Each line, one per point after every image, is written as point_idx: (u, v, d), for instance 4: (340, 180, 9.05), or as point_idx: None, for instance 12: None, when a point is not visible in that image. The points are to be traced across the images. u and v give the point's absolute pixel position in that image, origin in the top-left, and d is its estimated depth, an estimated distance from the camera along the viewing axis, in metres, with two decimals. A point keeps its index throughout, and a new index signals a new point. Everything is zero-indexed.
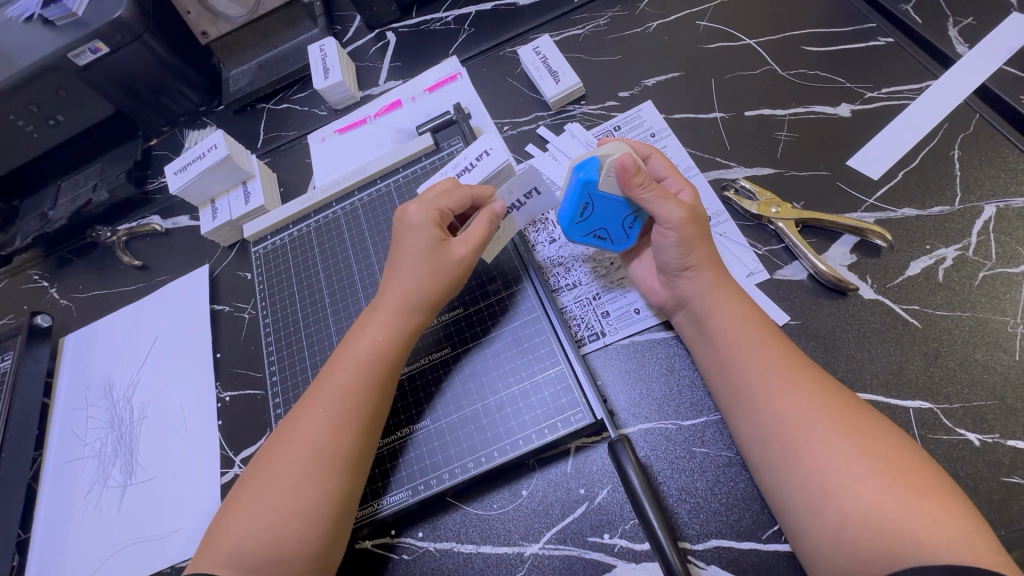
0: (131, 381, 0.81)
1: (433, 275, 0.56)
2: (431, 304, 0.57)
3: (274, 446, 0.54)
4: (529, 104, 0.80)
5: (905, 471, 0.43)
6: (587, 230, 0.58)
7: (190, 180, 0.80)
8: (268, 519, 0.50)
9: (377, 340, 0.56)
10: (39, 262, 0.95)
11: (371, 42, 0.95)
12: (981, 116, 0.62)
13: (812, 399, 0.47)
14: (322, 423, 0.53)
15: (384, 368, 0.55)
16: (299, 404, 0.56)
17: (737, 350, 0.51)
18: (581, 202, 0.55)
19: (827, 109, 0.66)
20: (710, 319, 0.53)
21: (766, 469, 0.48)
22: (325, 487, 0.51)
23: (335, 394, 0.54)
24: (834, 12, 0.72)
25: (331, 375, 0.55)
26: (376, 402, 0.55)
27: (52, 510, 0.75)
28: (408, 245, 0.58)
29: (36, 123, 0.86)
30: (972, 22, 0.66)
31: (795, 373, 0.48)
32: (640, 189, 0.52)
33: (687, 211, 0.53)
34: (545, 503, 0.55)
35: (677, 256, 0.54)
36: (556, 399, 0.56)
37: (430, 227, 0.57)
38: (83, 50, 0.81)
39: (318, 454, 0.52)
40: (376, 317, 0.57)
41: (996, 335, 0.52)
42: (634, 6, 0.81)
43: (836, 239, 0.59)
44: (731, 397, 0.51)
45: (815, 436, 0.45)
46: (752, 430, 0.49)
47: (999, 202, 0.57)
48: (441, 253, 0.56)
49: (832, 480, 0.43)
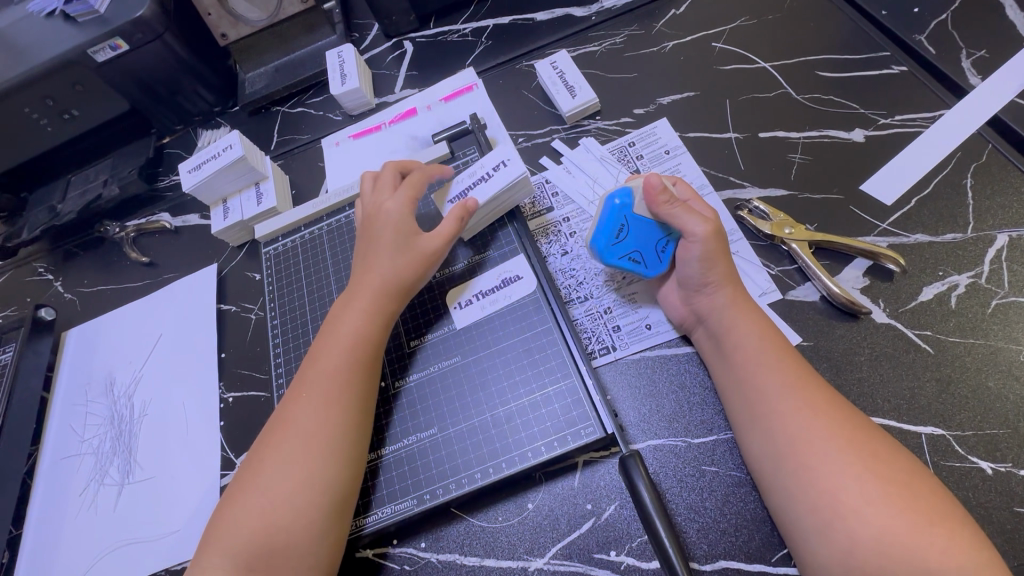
0: (133, 377, 0.80)
1: (409, 263, 0.59)
2: (408, 288, 0.60)
3: (269, 438, 0.55)
4: (544, 117, 0.81)
5: (915, 498, 0.43)
6: (621, 254, 0.58)
7: (203, 179, 0.80)
8: (263, 507, 0.50)
9: (356, 325, 0.58)
10: (45, 256, 0.95)
11: (388, 50, 0.96)
12: (993, 146, 0.63)
13: (828, 423, 0.47)
14: (311, 407, 0.54)
15: (368, 352, 0.57)
16: (291, 394, 0.57)
17: (757, 369, 0.51)
18: (616, 224, 0.58)
19: (841, 134, 0.67)
20: (726, 337, 0.54)
21: (778, 490, 0.47)
22: (319, 469, 0.51)
23: (321, 380, 0.55)
24: (849, 39, 0.73)
25: (315, 362, 0.57)
26: (365, 385, 0.56)
27: (46, 507, 0.74)
28: (383, 241, 0.61)
29: (51, 116, 0.87)
30: (985, 55, 0.68)
31: (814, 393, 0.49)
32: (667, 206, 0.55)
33: (711, 225, 0.54)
34: (551, 517, 0.55)
35: (698, 270, 0.55)
36: (566, 412, 0.56)
37: (402, 216, 0.61)
38: (103, 47, 0.82)
39: (308, 438, 0.52)
40: (355, 306, 0.59)
41: (1009, 364, 0.52)
42: (651, 26, 0.82)
43: (849, 262, 0.59)
44: (749, 417, 0.50)
45: (832, 456, 0.45)
46: (766, 449, 0.48)
47: (1012, 232, 0.58)
48: (414, 242, 0.60)
49: (845, 504, 0.43)
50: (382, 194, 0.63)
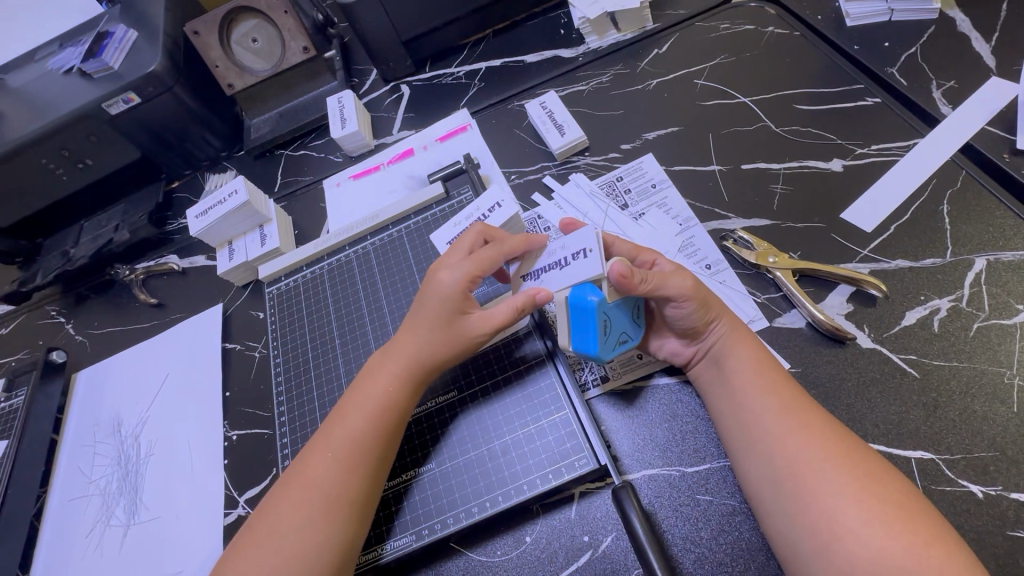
0: (140, 418, 0.81)
1: (447, 345, 0.58)
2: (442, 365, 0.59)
3: (282, 485, 0.56)
4: (535, 154, 0.84)
5: (911, 518, 0.44)
6: (614, 343, 0.56)
7: (209, 223, 0.83)
8: (274, 562, 0.51)
9: (387, 389, 0.57)
10: (58, 299, 0.98)
11: (387, 94, 1.01)
12: (967, 172, 0.65)
13: (821, 443, 0.48)
14: (332, 467, 0.54)
15: (391, 414, 0.57)
16: (310, 445, 0.57)
17: (751, 391, 0.52)
18: (599, 323, 0.54)
19: (820, 163, 0.70)
20: (725, 361, 0.55)
21: (775, 512, 0.47)
22: (332, 530, 0.52)
23: (343, 439, 0.55)
24: (824, 73, 0.77)
25: (340, 419, 0.57)
26: (387, 449, 0.56)
27: (52, 549, 0.74)
28: (431, 315, 0.58)
29: (66, 166, 0.93)
30: (955, 85, 0.70)
31: (809, 418, 0.50)
32: (644, 283, 0.53)
33: (695, 279, 0.55)
34: (549, 550, 0.55)
35: (695, 318, 0.55)
36: (561, 444, 0.57)
37: (457, 295, 0.58)
38: (117, 101, 0.88)
39: (326, 498, 0.53)
40: (387, 368, 0.58)
41: (994, 386, 0.53)
42: (635, 65, 0.87)
43: (833, 288, 0.61)
44: (742, 441, 0.51)
45: (823, 478, 0.46)
46: (762, 470, 0.49)
47: (989, 255, 0.59)
48: (462, 324, 0.58)
49: (842, 526, 0.44)
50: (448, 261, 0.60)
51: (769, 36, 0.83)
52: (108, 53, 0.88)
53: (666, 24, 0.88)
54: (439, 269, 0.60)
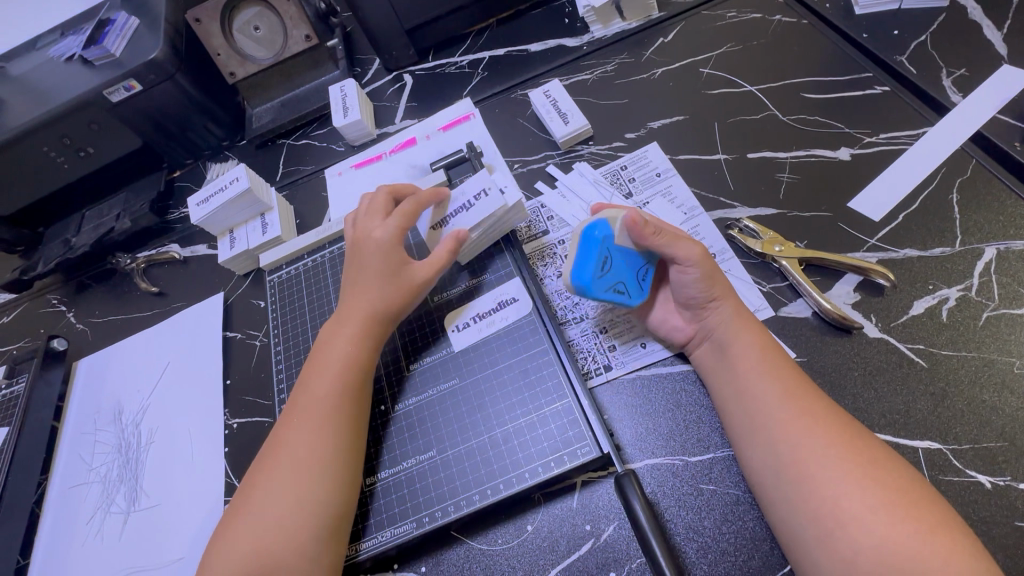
0: (141, 406, 0.81)
1: (397, 292, 0.61)
2: (397, 314, 0.61)
3: (263, 463, 0.55)
4: (538, 144, 0.83)
5: (916, 507, 0.43)
6: (607, 286, 0.58)
7: (210, 211, 0.83)
8: (259, 536, 0.51)
9: (347, 349, 0.59)
10: (59, 287, 0.98)
11: (389, 83, 1.00)
12: (977, 161, 0.64)
13: (826, 431, 0.47)
14: (303, 432, 0.55)
15: (356, 370, 0.58)
16: (283, 419, 0.57)
17: (755, 379, 0.51)
18: (601, 256, 0.57)
19: (827, 152, 0.69)
20: (728, 349, 0.54)
21: (778, 500, 0.47)
22: (311, 488, 0.52)
23: (309, 403, 0.56)
24: (832, 62, 0.76)
25: (307, 387, 0.58)
26: (356, 406, 0.57)
27: (53, 536, 0.74)
28: (372, 270, 0.61)
29: (67, 154, 0.92)
30: (965, 73, 0.69)
31: (813, 405, 0.49)
32: (656, 238, 0.56)
33: (703, 248, 0.56)
34: (550, 539, 0.55)
35: (699, 289, 0.56)
36: (563, 432, 0.56)
37: (389, 245, 0.62)
38: (118, 88, 0.88)
39: (302, 462, 0.53)
40: (345, 331, 0.60)
41: (1004, 376, 0.52)
42: (640, 54, 0.86)
43: (840, 278, 0.60)
44: (745, 428, 0.51)
45: (828, 465, 0.45)
46: (766, 458, 0.48)
47: (999, 244, 0.58)
48: (404, 271, 0.62)
49: (846, 513, 0.43)
50: (372, 221, 0.64)
51: (777, 24, 0.82)
52: (109, 40, 0.88)
53: (672, 12, 0.87)
54: (367, 231, 0.63)
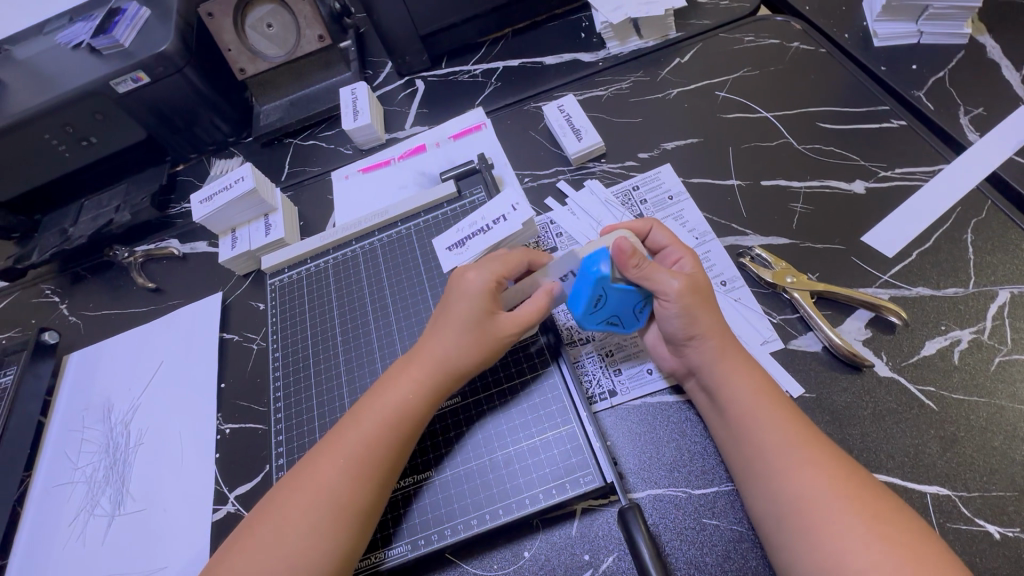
0: (132, 404, 0.79)
1: (476, 345, 0.56)
2: (472, 368, 0.57)
3: (286, 488, 0.53)
4: (550, 158, 0.82)
5: (924, 563, 0.42)
6: (601, 317, 0.59)
7: (213, 210, 0.81)
8: (271, 569, 0.49)
9: (409, 397, 0.55)
10: (53, 278, 0.96)
11: (401, 88, 0.99)
12: (993, 202, 0.63)
13: (829, 480, 0.46)
14: (341, 473, 0.52)
15: (410, 424, 0.55)
16: (319, 447, 0.55)
17: (754, 422, 0.50)
18: (596, 294, 0.56)
19: (842, 184, 0.68)
20: (720, 390, 0.53)
21: (781, 548, 0.46)
22: (338, 545, 0.50)
23: (355, 446, 0.53)
24: (849, 92, 0.76)
25: (356, 424, 0.55)
26: (400, 458, 0.54)
27: (33, 537, 0.72)
28: (457, 313, 0.57)
29: (70, 143, 0.91)
30: (982, 111, 0.69)
31: (816, 452, 0.48)
32: (636, 269, 0.54)
33: (685, 281, 0.54)
34: (548, 567, 0.53)
35: (680, 326, 0.54)
36: (566, 459, 0.55)
37: (484, 294, 0.57)
38: (125, 79, 0.86)
39: (333, 505, 0.51)
40: (411, 373, 0.56)
41: (1014, 423, 0.51)
42: (656, 73, 0.85)
43: (851, 313, 0.59)
44: (749, 473, 0.50)
45: (831, 518, 0.44)
46: (768, 504, 0.48)
47: (1013, 288, 0.58)
48: (491, 322, 0.56)
49: (851, 568, 0.42)
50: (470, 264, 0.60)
51: (794, 51, 0.81)
52: (119, 30, 0.87)
53: (689, 33, 0.87)
54: (466, 272, 0.59)
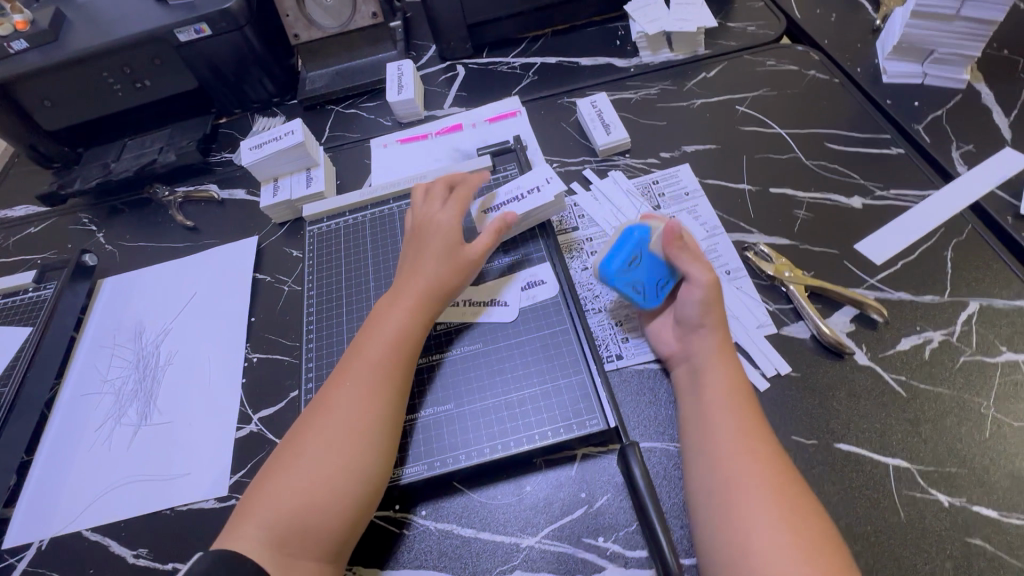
0: (163, 329, 0.84)
1: (454, 269, 0.65)
2: (451, 291, 0.65)
3: (306, 422, 0.59)
4: (578, 148, 0.89)
5: (819, 559, 0.46)
6: (629, 281, 0.64)
7: (262, 158, 0.86)
8: (299, 489, 0.54)
9: (403, 323, 0.63)
10: (92, 207, 1.01)
11: (442, 71, 1.06)
12: (973, 226, 0.71)
13: (761, 471, 0.52)
14: (353, 397, 0.58)
15: (409, 345, 0.62)
16: (330, 383, 0.61)
17: (711, 412, 0.57)
18: (632, 254, 0.63)
19: (841, 199, 0.76)
20: (702, 375, 0.59)
21: (703, 521, 0.52)
22: (360, 458, 0.55)
23: (365, 368, 0.60)
24: (856, 120, 0.83)
25: (360, 354, 0.61)
26: (407, 379, 0.61)
27: (60, 438, 0.76)
28: (429, 243, 0.67)
29: (125, 83, 0.96)
30: (972, 148, 0.77)
31: (757, 445, 0.54)
32: (678, 252, 0.63)
33: (714, 276, 0.61)
34: (547, 500, 0.59)
35: (697, 312, 0.61)
36: (574, 404, 0.61)
37: (449, 225, 0.68)
38: (189, 29, 0.91)
39: (349, 424, 0.57)
40: (404, 305, 0.64)
41: (973, 414, 0.58)
42: (683, 84, 0.93)
43: (839, 308, 0.66)
44: (701, 447, 0.56)
45: (751, 501, 0.50)
46: (704, 481, 0.53)
47: (983, 301, 0.65)
48: (456, 249, 0.66)
49: (752, 544, 0.48)
50: (433, 207, 0.71)
51: (810, 78, 0.89)
52: None
53: (715, 52, 0.95)
54: (431, 212, 0.70)
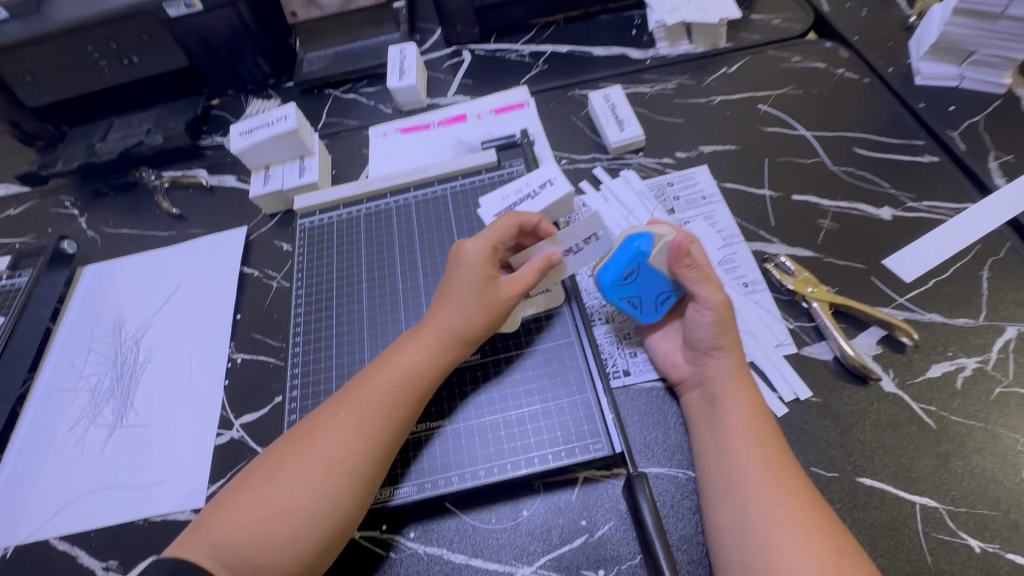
0: (143, 323, 0.80)
1: (479, 311, 0.59)
2: (474, 338, 0.59)
3: (288, 443, 0.55)
4: (589, 144, 0.84)
5: None
6: (623, 294, 0.60)
7: (252, 144, 0.81)
8: (259, 517, 0.50)
9: (410, 363, 0.57)
10: (75, 190, 0.96)
11: (447, 56, 1.00)
12: (1011, 244, 0.66)
13: (797, 506, 0.48)
14: (340, 433, 0.53)
15: (411, 391, 0.56)
16: (326, 408, 0.56)
17: (739, 439, 0.52)
18: (629, 266, 0.59)
19: (870, 209, 0.71)
20: (721, 401, 0.55)
21: (736, 559, 0.47)
22: (329, 503, 0.51)
23: (363, 406, 0.55)
24: (887, 123, 0.78)
25: (360, 388, 0.56)
26: (400, 428, 0.55)
27: (31, 437, 0.72)
28: (458, 277, 0.60)
29: (110, 59, 0.91)
30: (1011, 159, 0.72)
31: (789, 476, 0.50)
32: (685, 269, 0.58)
33: (727, 298, 0.57)
34: (545, 527, 0.55)
35: (709, 335, 0.57)
36: (577, 425, 0.57)
37: (485, 260, 0.60)
38: (178, 3, 0.85)
39: (328, 462, 0.52)
40: (418, 342, 0.58)
41: (1008, 451, 0.54)
42: (702, 79, 0.87)
43: (865, 329, 0.62)
44: (721, 483, 0.51)
45: (790, 540, 0.46)
46: (733, 517, 0.49)
47: (1021, 326, 0.60)
48: (489, 287, 0.59)
49: None
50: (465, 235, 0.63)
51: (838, 77, 0.84)
52: None
53: (738, 45, 0.89)
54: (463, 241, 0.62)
